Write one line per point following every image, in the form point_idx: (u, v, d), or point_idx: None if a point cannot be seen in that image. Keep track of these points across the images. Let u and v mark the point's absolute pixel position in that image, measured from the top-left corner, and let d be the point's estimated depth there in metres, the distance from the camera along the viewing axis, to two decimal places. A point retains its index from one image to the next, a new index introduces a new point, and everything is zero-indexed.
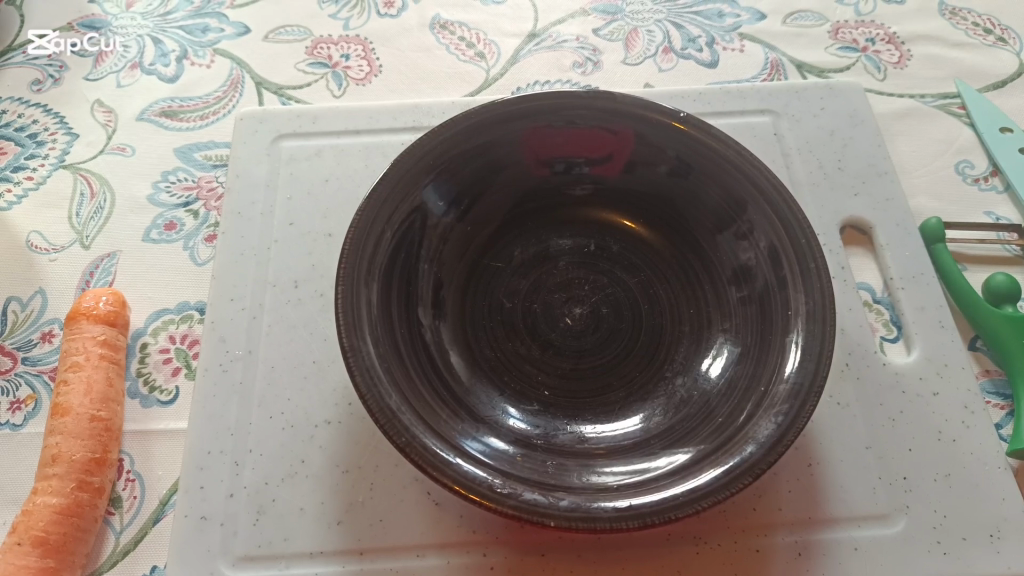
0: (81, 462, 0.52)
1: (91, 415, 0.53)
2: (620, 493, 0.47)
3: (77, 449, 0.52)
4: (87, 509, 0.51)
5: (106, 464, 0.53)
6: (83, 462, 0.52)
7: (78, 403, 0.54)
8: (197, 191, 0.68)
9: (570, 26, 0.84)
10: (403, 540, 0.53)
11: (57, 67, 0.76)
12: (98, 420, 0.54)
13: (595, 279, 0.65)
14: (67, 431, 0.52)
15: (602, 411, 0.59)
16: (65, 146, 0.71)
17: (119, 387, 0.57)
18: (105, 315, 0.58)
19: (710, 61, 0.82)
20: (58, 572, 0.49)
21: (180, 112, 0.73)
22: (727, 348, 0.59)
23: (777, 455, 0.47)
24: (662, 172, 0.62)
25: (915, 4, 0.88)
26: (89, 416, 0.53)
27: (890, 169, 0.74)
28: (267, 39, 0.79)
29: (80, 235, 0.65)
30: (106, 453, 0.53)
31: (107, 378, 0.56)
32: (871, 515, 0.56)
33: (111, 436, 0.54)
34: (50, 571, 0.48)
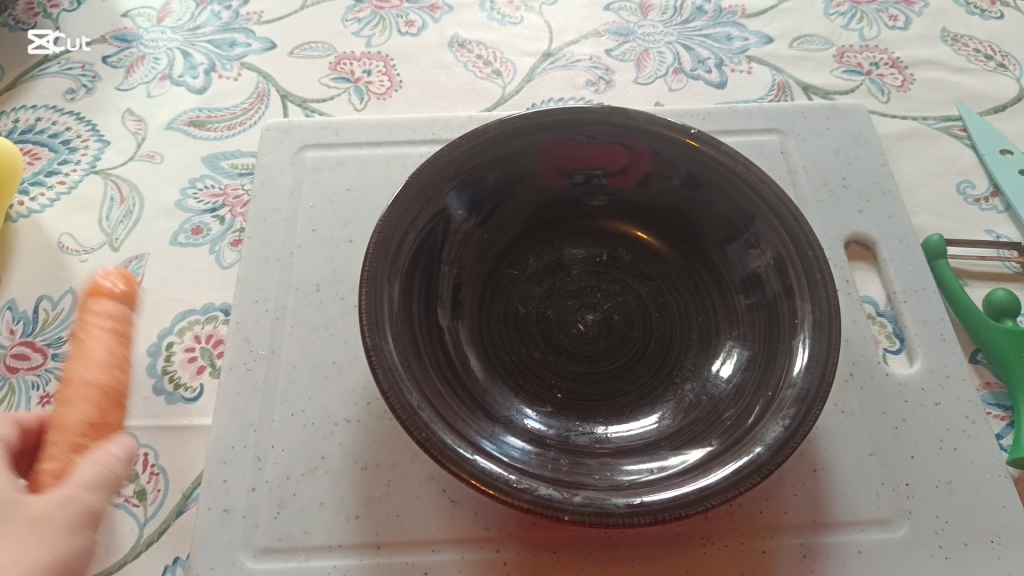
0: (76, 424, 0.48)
1: (92, 380, 0.50)
2: (632, 492, 0.48)
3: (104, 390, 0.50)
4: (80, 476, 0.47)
5: (105, 431, 0.49)
6: (81, 427, 0.48)
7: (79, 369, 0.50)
8: (223, 198, 0.70)
9: (584, 46, 0.86)
10: (418, 535, 0.54)
11: (90, 78, 0.79)
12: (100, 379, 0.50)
13: (607, 288, 0.67)
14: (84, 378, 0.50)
15: (613, 413, 0.61)
16: (96, 153, 0.73)
17: (130, 351, 0.54)
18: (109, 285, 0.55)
19: (719, 81, 0.84)
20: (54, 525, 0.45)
21: (207, 122, 0.76)
22: (736, 352, 0.60)
23: (783, 457, 0.48)
24: (676, 187, 0.65)
25: (919, 29, 0.90)
26: (89, 382, 0.50)
27: (893, 188, 0.76)
28: (292, 55, 0.82)
29: (110, 238, 0.68)
30: (105, 420, 0.50)
31: (106, 348, 0.52)
32: (874, 520, 0.58)
33: (111, 404, 0.50)
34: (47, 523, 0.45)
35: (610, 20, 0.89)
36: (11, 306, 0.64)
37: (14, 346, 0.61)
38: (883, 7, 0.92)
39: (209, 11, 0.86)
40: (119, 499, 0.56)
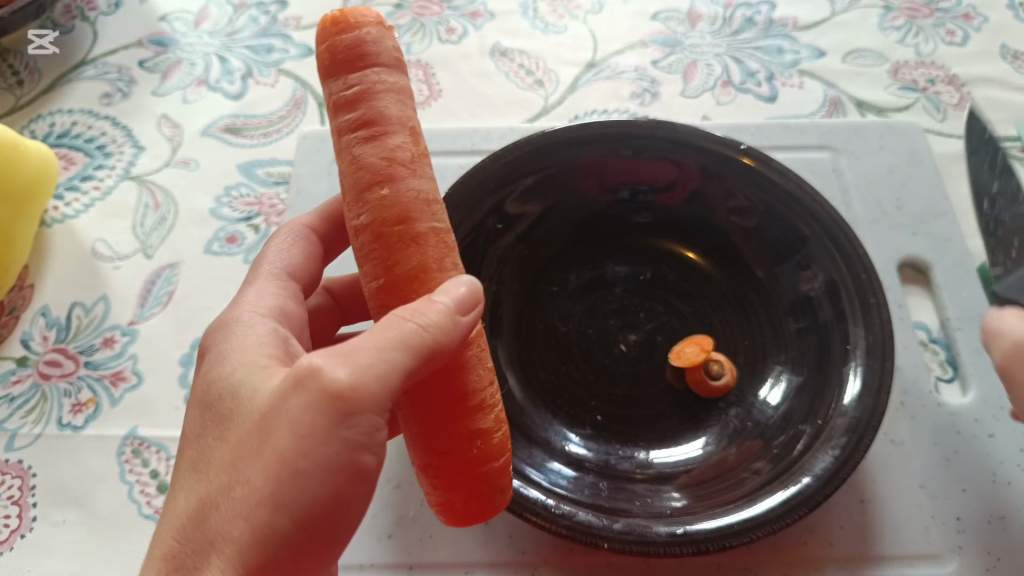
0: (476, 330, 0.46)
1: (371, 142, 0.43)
2: (676, 519, 0.48)
3: (397, 220, 0.43)
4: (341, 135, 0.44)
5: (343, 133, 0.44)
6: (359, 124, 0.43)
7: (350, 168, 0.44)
8: (259, 207, 0.69)
9: (629, 57, 0.84)
10: (362, 560, 0.54)
11: (126, 82, 0.78)
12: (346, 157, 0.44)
13: (650, 307, 0.64)
14: (391, 144, 0.43)
15: (655, 437, 0.58)
16: (131, 158, 0.72)
17: (350, 181, 0.44)
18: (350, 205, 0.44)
19: (769, 95, 0.81)
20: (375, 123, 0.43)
21: (244, 130, 0.74)
22: (785, 377, 0.59)
23: (833, 488, 0.48)
24: (742, 211, 0.63)
25: (977, 46, 0.86)
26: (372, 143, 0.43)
27: (949, 210, 0.73)
28: None
29: (143, 245, 0.66)
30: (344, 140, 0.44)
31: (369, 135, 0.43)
32: (923, 555, 0.55)
33: (351, 146, 0.44)
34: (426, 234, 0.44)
35: (656, 30, 0.86)
36: (43, 312, 0.63)
37: (46, 353, 0.60)
38: (940, 22, 0.89)
39: (248, 15, 0.84)
40: (148, 509, 0.53)
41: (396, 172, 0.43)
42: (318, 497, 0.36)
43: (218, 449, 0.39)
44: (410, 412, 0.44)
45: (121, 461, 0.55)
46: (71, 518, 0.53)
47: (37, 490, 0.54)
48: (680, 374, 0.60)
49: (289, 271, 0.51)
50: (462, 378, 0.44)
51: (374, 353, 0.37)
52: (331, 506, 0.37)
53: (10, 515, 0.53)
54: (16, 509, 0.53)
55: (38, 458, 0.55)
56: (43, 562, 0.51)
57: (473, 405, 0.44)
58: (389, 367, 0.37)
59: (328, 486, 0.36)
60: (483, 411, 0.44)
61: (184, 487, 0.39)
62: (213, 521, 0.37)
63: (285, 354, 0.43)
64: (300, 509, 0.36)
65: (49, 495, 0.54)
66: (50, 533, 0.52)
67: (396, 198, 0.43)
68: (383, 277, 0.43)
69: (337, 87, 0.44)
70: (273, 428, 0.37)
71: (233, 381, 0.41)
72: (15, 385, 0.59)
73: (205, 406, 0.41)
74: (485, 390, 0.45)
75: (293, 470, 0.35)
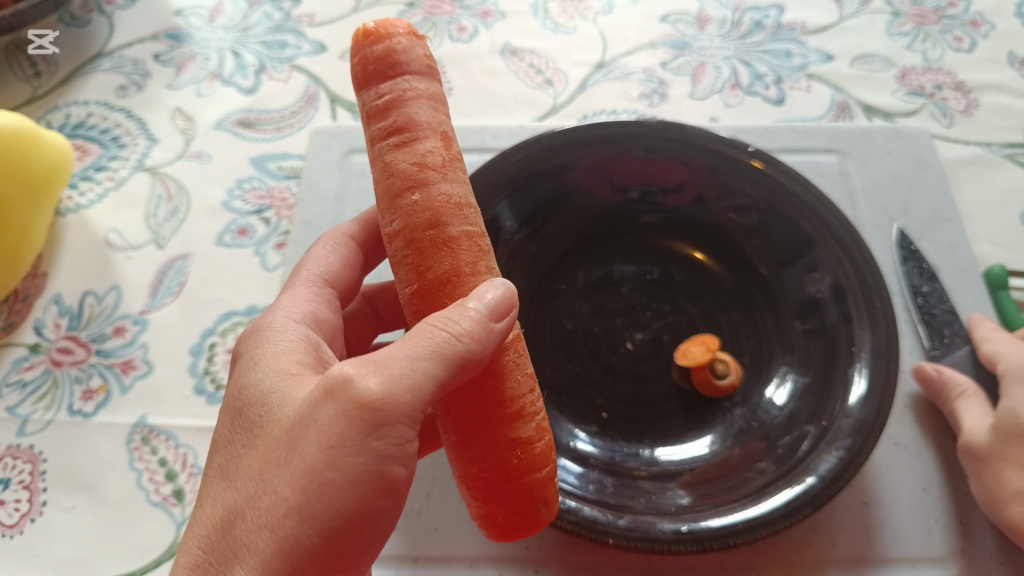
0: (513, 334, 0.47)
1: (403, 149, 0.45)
2: (680, 517, 0.49)
3: (427, 223, 0.44)
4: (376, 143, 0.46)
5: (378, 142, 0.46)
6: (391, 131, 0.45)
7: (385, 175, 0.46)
8: (270, 200, 0.69)
9: (638, 58, 0.84)
10: None
11: (141, 75, 0.79)
12: (382, 166, 0.46)
13: (657, 306, 0.65)
14: (422, 148, 0.45)
15: (660, 436, 0.59)
16: (145, 150, 0.73)
17: (385, 188, 0.45)
18: (386, 211, 0.46)
19: (777, 98, 0.82)
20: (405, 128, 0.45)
21: (256, 124, 0.75)
22: (791, 378, 0.59)
23: (837, 488, 0.48)
24: (745, 210, 0.64)
25: (984, 53, 0.87)
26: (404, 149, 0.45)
27: (954, 215, 0.73)
28: (343, 58, 0.81)
29: (155, 235, 0.67)
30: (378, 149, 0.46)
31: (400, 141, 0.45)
32: (925, 558, 0.55)
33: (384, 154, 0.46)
34: (459, 236, 0.45)
35: (665, 32, 0.87)
36: (56, 300, 0.63)
37: (58, 340, 0.61)
38: (948, 29, 0.89)
39: (262, 11, 0.85)
40: (156, 496, 0.54)
41: (427, 175, 0.45)
42: (344, 507, 0.37)
43: (244, 457, 0.40)
44: (454, 418, 0.46)
45: (131, 448, 0.56)
46: (81, 504, 0.54)
47: (48, 475, 0.55)
48: (686, 374, 0.61)
49: (326, 278, 0.53)
50: (499, 385, 0.45)
51: (414, 363, 0.38)
52: (358, 517, 0.38)
53: (20, 499, 0.54)
54: (26, 494, 0.54)
55: (48, 444, 0.56)
56: (52, 546, 0.52)
57: (512, 412, 0.45)
58: (417, 378, 0.38)
59: (354, 498, 0.37)
60: (522, 419, 0.46)
61: (210, 495, 0.40)
62: (240, 530, 0.37)
63: (315, 360, 0.45)
64: (325, 519, 0.37)
65: (59, 480, 0.55)
66: (60, 518, 0.53)
67: (427, 199, 0.44)
68: (416, 282, 0.45)
69: (368, 98, 0.47)
70: (302, 438, 0.38)
71: (263, 388, 0.42)
72: (27, 371, 0.59)
73: (232, 414, 0.42)
74: (523, 397, 0.46)
75: (323, 479, 0.37)
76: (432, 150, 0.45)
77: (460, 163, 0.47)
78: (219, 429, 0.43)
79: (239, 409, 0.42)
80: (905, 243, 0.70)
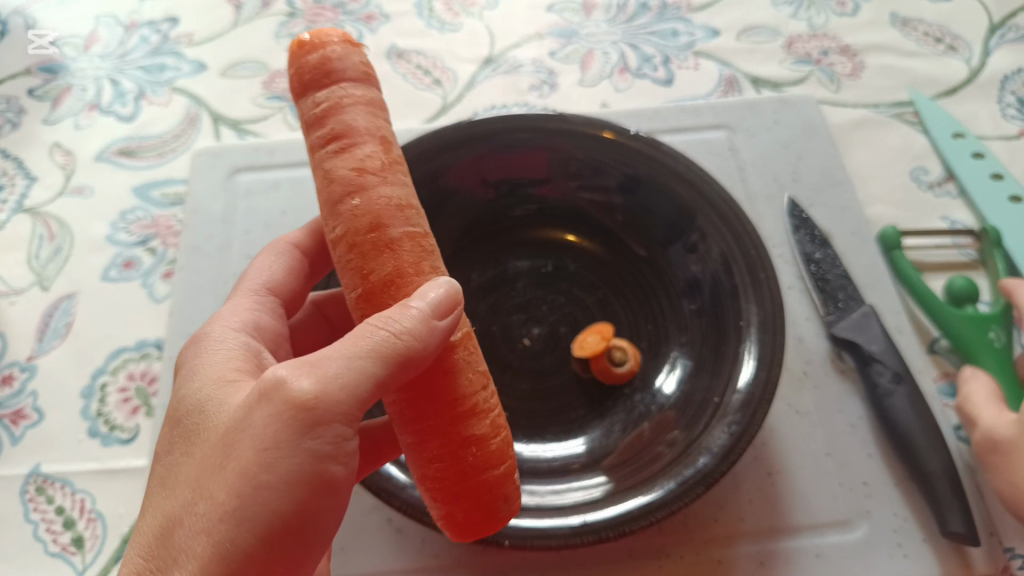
0: (462, 332, 0.45)
1: (341, 156, 0.43)
2: (577, 509, 0.49)
3: (369, 225, 0.42)
4: (315, 154, 0.45)
5: (317, 150, 0.44)
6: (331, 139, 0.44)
7: (326, 183, 0.44)
8: (155, 229, 0.68)
9: (526, 50, 0.84)
10: None
11: (15, 112, 0.77)
12: (323, 176, 0.44)
13: (553, 299, 0.66)
14: (361, 154, 0.43)
15: (561, 428, 0.59)
16: (24, 190, 0.71)
17: (329, 197, 0.44)
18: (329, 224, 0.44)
19: (665, 78, 0.83)
20: (343, 135, 0.43)
21: (138, 151, 0.74)
22: (681, 362, 0.60)
23: (729, 463, 0.49)
24: (611, 189, 0.64)
25: (867, 15, 0.88)
26: (342, 156, 0.43)
27: (844, 179, 0.75)
28: (225, 76, 0.79)
29: (39, 277, 0.66)
30: (318, 158, 0.44)
31: (338, 147, 0.43)
32: (832, 522, 0.57)
33: (323, 163, 0.44)
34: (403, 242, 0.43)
35: (552, 22, 0.87)
36: None
37: None
38: None
39: (139, 35, 0.83)
40: (55, 547, 0.53)
41: (367, 179, 0.43)
42: (279, 510, 0.35)
43: (183, 465, 0.38)
44: (407, 420, 0.43)
45: (25, 500, 0.54)
46: None
47: None
48: (585, 365, 0.61)
49: (267, 287, 0.52)
50: (449, 384, 0.43)
51: (349, 359, 0.36)
52: (295, 518, 0.35)
53: None
54: None
55: None
56: None
57: (465, 411, 0.43)
58: (354, 376, 0.36)
59: (291, 499, 0.35)
60: (476, 417, 0.43)
61: (150, 505, 0.38)
62: (177, 538, 0.35)
63: (254, 367, 0.43)
64: (261, 521, 0.34)
65: None
66: None
67: (369, 202, 0.42)
68: (361, 287, 0.43)
69: (307, 105, 0.45)
70: (236, 442, 0.35)
71: (201, 397, 0.40)
72: None
73: (172, 424, 0.40)
74: (477, 395, 0.44)
75: (255, 481, 0.34)
76: (374, 157, 0.43)
77: (403, 166, 0.46)
78: (162, 441, 0.41)
79: (181, 419, 0.40)
80: (796, 211, 0.71)
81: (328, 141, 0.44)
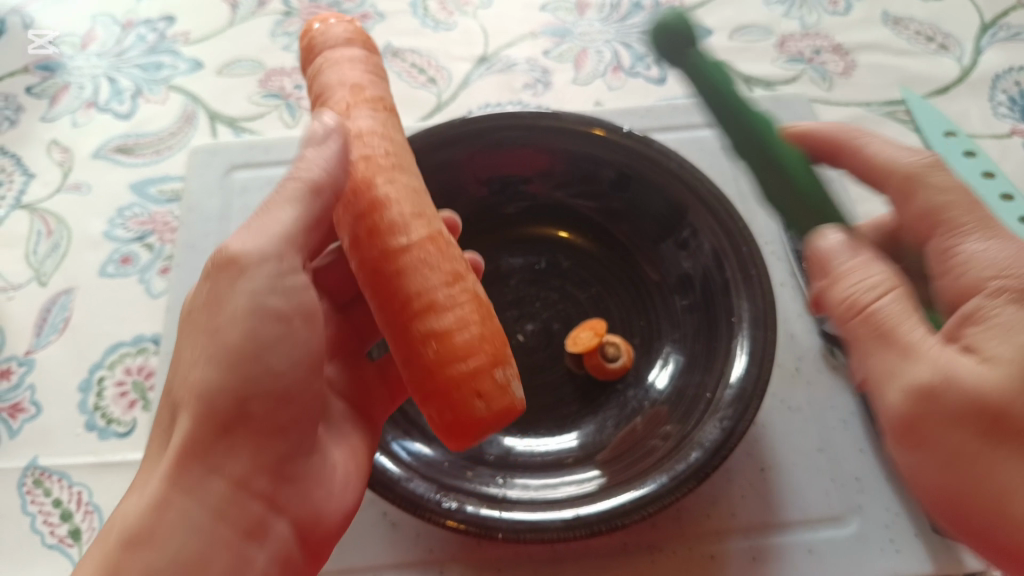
0: (425, 236, 0.47)
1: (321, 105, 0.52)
2: (571, 502, 0.49)
3: (348, 188, 0.47)
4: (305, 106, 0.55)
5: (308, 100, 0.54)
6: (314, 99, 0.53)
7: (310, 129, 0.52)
8: (152, 226, 0.69)
9: (520, 49, 0.85)
10: None
11: (14, 109, 0.77)
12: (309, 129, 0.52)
13: (546, 296, 0.66)
14: (333, 100, 0.51)
15: (555, 423, 0.60)
16: (21, 187, 0.72)
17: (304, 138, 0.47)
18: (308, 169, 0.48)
19: (658, 77, 0.83)
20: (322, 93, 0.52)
21: (135, 148, 0.74)
22: (673, 357, 0.61)
23: (721, 459, 0.49)
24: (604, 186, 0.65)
25: (859, 14, 0.89)
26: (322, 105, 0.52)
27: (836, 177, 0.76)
28: (221, 74, 0.80)
29: (37, 273, 0.66)
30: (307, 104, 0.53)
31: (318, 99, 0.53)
32: (824, 517, 0.58)
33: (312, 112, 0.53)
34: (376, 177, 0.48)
35: (546, 20, 0.88)
36: None
37: None
38: None
39: (136, 34, 0.84)
40: (51, 539, 0.53)
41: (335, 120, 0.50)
42: (236, 347, 0.42)
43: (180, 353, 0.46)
44: (389, 319, 0.47)
45: (23, 493, 0.55)
46: None
47: None
48: (579, 361, 0.62)
49: None
50: (404, 281, 0.46)
51: (288, 224, 0.44)
52: (249, 359, 0.42)
53: None
54: None
55: None
56: None
57: (421, 307, 0.46)
58: (280, 219, 0.44)
59: (245, 338, 0.42)
60: (434, 313, 0.45)
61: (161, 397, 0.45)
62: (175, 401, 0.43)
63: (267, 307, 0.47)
64: (228, 359, 0.42)
65: None
66: None
67: (350, 169, 0.48)
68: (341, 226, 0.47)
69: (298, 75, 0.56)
70: (196, 304, 0.45)
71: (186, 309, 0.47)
72: None
73: None
74: (437, 291, 0.46)
75: (219, 330, 0.42)
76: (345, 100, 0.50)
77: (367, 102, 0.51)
78: None
79: None
80: None
81: (318, 101, 0.53)
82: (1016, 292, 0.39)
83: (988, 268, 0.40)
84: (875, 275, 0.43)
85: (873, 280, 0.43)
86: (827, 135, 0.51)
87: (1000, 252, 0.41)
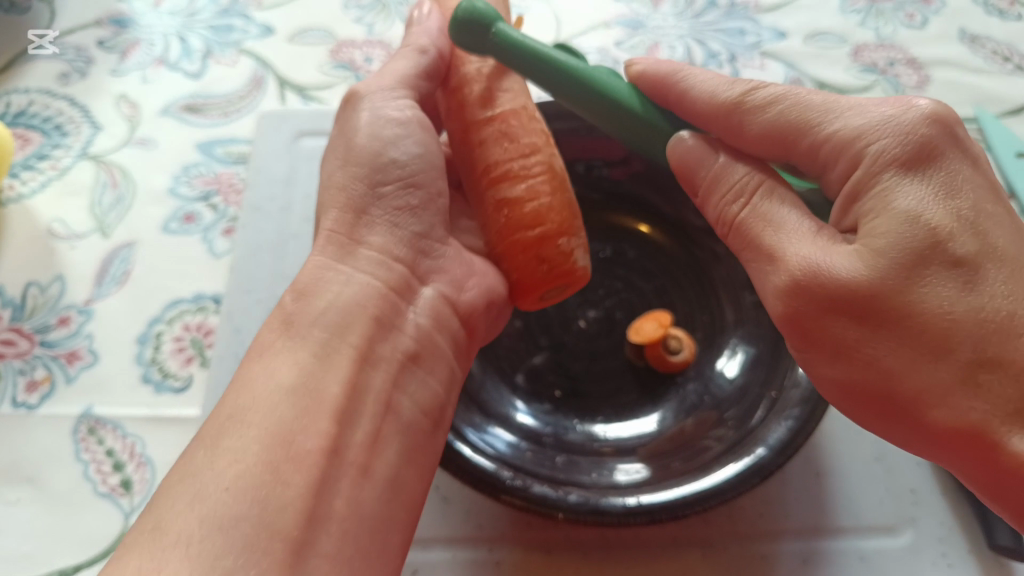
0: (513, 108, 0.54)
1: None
2: (631, 491, 0.48)
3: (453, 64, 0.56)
4: None
5: None
6: None
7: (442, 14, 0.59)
8: (216, 186, 0.68)
9: (591, 38, 0.84)
10: None
11: (84, 61, 0.77)
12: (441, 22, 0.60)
13: (610, 284, 0.65)
14: None
15: (613, 411, 0.58)
16: (88, 137, 0.71)
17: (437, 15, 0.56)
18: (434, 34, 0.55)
19: (730, 76, 0.82)
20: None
21: (203, 108, 0.74)
22: (741, 350, 0.60)
23: (786, 458, 0.48)
24: None
25: (936, 29, 0.87)
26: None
27: None
28: (292, 42, 0.79)
29: (100, 224, 0.66)
30: None
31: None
32: (879, 527, 0.56)
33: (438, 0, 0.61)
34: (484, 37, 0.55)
35: (619, 12, 0.87)
36: None
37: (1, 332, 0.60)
38: (899, 6, 0.90)
39: None
40: (103, 488, 0.52)
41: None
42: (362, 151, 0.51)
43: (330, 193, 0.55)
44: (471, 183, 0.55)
45: (76, 440, 0.54)
46: (23, 497, 0.52)
47: None
48: (639, 351, 0.60)
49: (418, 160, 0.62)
50: (490, 151, 0.53)
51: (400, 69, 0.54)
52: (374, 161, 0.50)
53: None
54: None
55: None
56: None
57: (498, 175, 0.53)
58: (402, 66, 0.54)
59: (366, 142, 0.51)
60: (510, 181, 0.53)
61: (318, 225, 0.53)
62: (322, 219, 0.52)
63: None
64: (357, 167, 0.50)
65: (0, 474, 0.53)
66: (3, 512, 0.52)
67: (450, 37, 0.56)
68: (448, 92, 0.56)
69: None
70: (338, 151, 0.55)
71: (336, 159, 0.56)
72: None
73: None
74: (512, 162, 0.53)
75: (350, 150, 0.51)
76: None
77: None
78: None
79: None
80: None
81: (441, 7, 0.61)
82: (896, 162, 0.40)
83: (866, 133, 0.42)
84: (737, 174, 0.46)
85: (741, 183, 0.46)
86: (653, 74, 0.49)
87: (862, 117, 0.42)
